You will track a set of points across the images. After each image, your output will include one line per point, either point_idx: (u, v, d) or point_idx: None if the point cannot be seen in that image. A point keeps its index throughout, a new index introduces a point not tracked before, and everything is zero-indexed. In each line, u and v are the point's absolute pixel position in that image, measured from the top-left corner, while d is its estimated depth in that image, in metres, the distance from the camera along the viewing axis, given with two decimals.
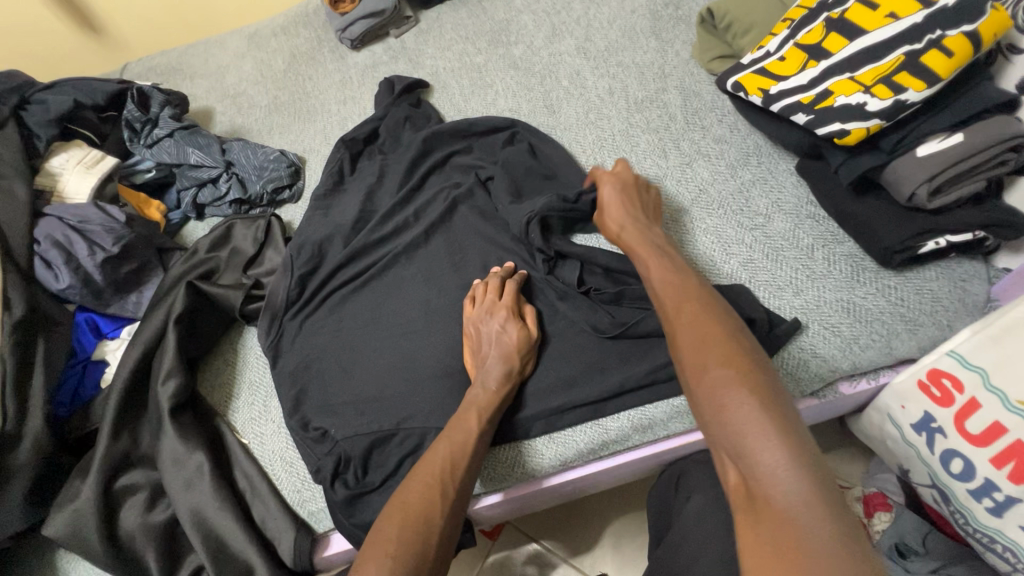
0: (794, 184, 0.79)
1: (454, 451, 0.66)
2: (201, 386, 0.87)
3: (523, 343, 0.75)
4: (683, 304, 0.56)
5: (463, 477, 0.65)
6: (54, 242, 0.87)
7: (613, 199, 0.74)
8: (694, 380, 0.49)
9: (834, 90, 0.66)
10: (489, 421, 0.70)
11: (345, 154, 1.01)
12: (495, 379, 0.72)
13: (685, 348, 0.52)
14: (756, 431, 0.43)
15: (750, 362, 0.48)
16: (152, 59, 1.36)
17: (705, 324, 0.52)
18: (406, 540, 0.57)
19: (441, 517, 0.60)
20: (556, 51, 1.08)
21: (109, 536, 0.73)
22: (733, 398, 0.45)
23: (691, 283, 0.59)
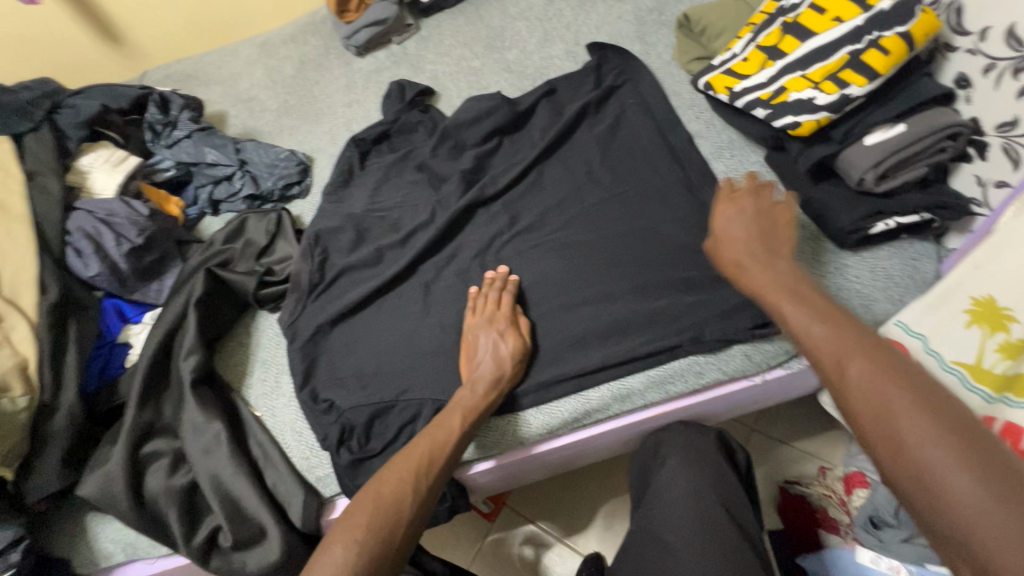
0: (763, 174, 0.86)
1: (435, 447, 0.71)
2: (218, 363, 0.95)
3: (518, 355, 0.80)
4: (847, 351, 0.50)
5: (436, 476, 0.69)
6: (84, 232, 0.95)
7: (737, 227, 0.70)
8: (875, 437, 0.45)
9: (788, 87, 0.72)
10: (474, 424, 0.75)
11: (354, 152, 1.08)
12: (483, 384, 0.77)
13: (863, 415, 0.46)
14: (967, 482, 0.39)
15: (941, 407, 0.44)
16: (169, 67, 1.45)
17: (885, 376, 0.46)
18: (374, 527, 0.63)
19: (408, 511, 0.66)
20: (548, 55, 1.17)
21: (135, 496, 0.80)
22: (928, 447, 0.42)
23: (856, 325, 0.53)
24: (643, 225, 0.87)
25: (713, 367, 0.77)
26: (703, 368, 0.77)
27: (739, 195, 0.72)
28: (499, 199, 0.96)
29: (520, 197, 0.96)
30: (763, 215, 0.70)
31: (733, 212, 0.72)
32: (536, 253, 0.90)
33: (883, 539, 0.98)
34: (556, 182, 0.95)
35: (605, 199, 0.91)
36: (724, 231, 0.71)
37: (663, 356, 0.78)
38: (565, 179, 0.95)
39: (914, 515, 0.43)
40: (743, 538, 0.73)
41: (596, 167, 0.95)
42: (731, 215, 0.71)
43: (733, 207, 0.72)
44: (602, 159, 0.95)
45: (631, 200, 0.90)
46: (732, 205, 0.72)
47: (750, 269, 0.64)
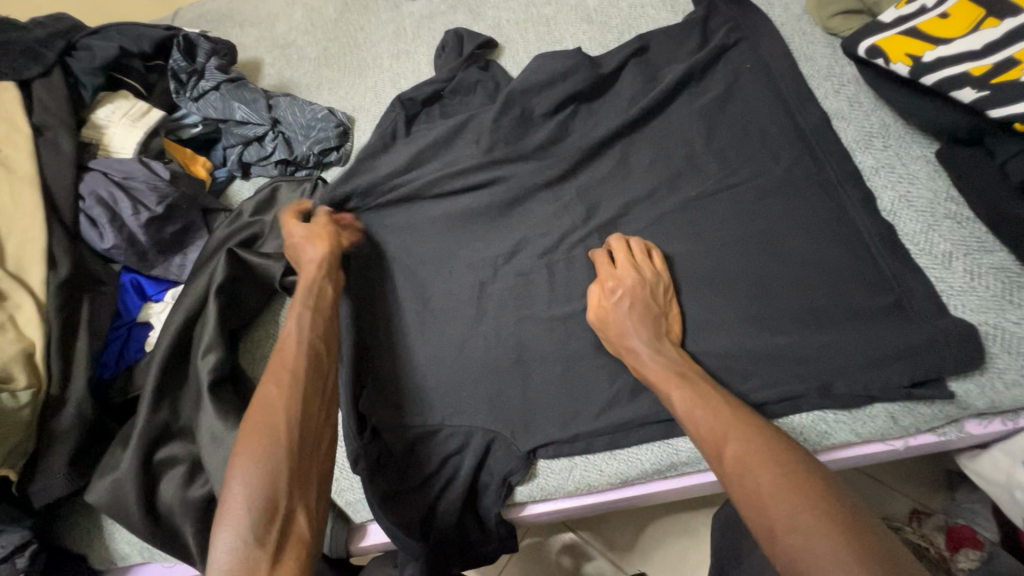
0: (930, 175, 0.66)
1: (284, 348, 0.63)
2: (243, 357, 0.84)
3: (330, 232, 0.75)
4: (726, 426, 0.52)
5: (304, 371, 0.61)
6: (99, 198, 0.84)
7: (629, 312, 0.63)
8: (772, 542, 0.45)
9: (1023, 59, 0.51)
10: (314, 309, 0.67)
11: (399, 114, 0.89)
12: (310, 269, 0.71)
13: (747, 505, 0.47)
14: None
15: (850, 525, 0.43)
16: (201, 5, 1.29)
17: (760, 459, 0.49)
18: (247, 448, 0.54)
19: (280, 414, 0.56)
20: (637, 4, 0.96)
21: (148, 508, 0.71)
22: (830, 565, 0.41)
23: (721, 410, 0.54)
24: (759, 230, 0.68)
25: (846, 428, 0.59)
26: (831, 429, 0.59)
27: (619, 277, 0.66)
28: (574, 184, 0.78)
29: (601, 182, 0.78)
30: (652, 310, 0.64)
31: (620, 302, 0.64)
32: None
33: None
34: (646, 165, 0.77)
35: (709, 193, 0.72)
36: (615, 323, 0.63)
37: (781, 409, 0.61)
38: (658, 164, 0.76)
39: None
40: None
41: (699, 150, 0.75)
42: (620, 302, 0.64)
43: (621, 292, 0.64)
44: (708, 140, 0.75)
45: (745, 196, 0.71)
46: (615, 281, 0.65)
47: (643, 359, 0.60)
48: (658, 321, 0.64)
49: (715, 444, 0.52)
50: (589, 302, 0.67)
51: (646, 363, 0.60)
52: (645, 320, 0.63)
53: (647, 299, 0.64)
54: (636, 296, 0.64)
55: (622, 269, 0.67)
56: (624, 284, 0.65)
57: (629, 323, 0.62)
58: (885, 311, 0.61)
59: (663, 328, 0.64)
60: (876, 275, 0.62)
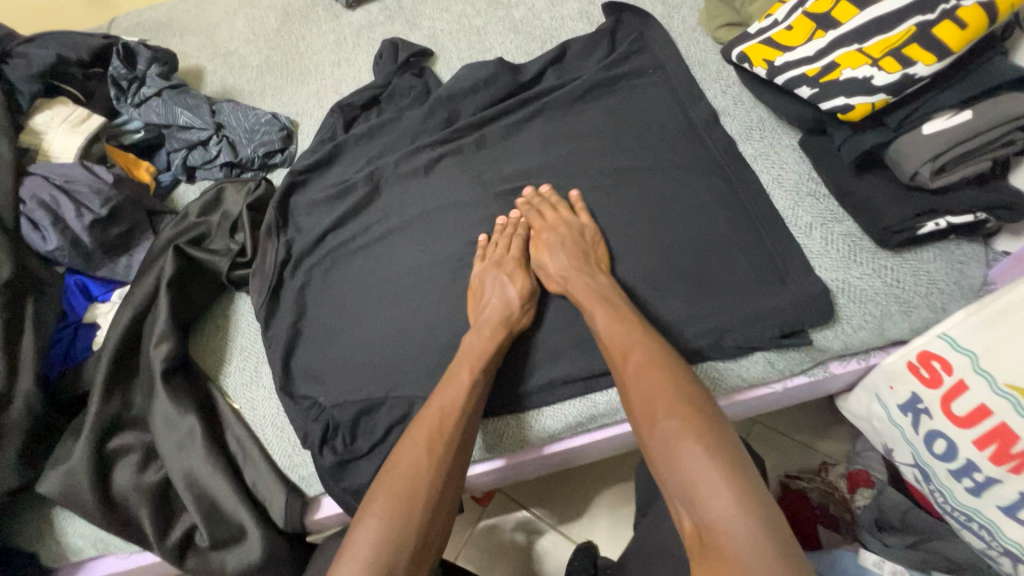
0: (797, 160, 0.78)
1: (443, 407, 0.64)
2: (194, 350, 0.87)
3: (525, 296, 0.74)
4: (631, 342, 0.63)
5: (461, 434, 0.63)
6: (40, 202, 0.86)
7: (556, 250, 0.75)
8: (647, 429, 0.56)
9: (841, 63, 0.64)
10: (482, 377, 0.67)
11: (339, 119, 0.98)
12: (489, 327, 0.71)
13: (636, 399, 0.58)
14: (700, 472, 0.50)
15: (702, 416, 0.54)
16: (140, 14, 1.31)
17: (652, 368, 0.59)
18: (392, 498, 0.57)
19: (427, 480, 0.58)
20: (558, 15, 1.06)
21: (102, 494, 0.74)
22: (682, 446, 0.52)
23: (627, 329, 0.64)
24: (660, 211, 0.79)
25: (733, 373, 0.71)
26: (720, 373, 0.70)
27: (549, 227, 0.77)
28: (502, 176, 0.87)
29: (527, 173, 0.86)
30: (580, 247, 0.75)
31: (552, 245, 0.75)
32: (542, 239, 0.81)
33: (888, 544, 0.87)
34: (566, 158, 0.86)
35: (620, 180, 0.82)
36: (551, 265, 0.75)
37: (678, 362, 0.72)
38: (576, 157, 0.86)
39: (668, 498, 0.53)
40: None
41: (611, 144, 0.85)
42: (552, 245, 0.75)
43: (552, 238, 0.76)
44: (619, 135, 0.85)
45: (650, 180, 0.81)
46: (548, 231, 0.77)
47: (563, 279, 0.73)
48: (588, 257, 0.74)
49: (621, 355, 0.63)
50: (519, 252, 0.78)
51: (580, 281, 0.72)
52: (574, 256, 0.74)
53: (574, 242, 0.75)
54: (564, 242, 0.75)
55: (553, 221, 0.78)
56: (556, 231, 0.76)
57: (552, 258, 0.75)
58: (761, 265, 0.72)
59: (594, 259, 0.75)
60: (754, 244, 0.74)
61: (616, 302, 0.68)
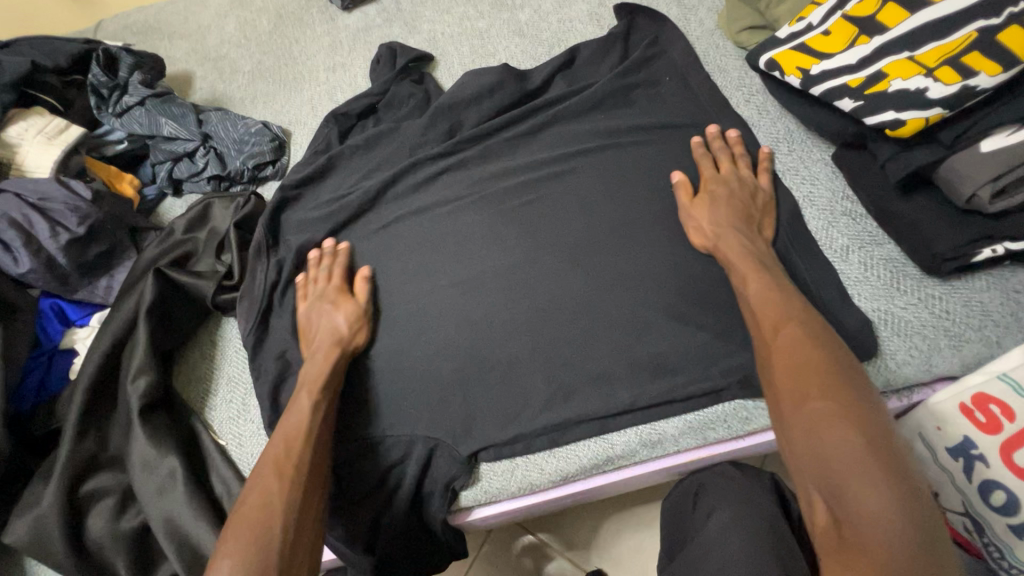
0: (829, 175, 0.72)
1: (288, 431, 0.62)
2: (178, 380, 0.81)
3: (356, 319, 0.74)
4: (783, 313, 0.56)
5: (310, 454, 0.60)
6: (12, 222, 0.80)
7: (723, 199, 0.69)
8: (790, 406, 0.50)
9: (888, 72, 0.58)
10: (325, 397, 0.66)
11: (333, 129, 0.91)
12: (324, 351, 0.70)
13: (783, 370, 0.52)
14: (855, 464, 0.44)
15: (861, 402, 0.48)
16: (126, 17, 1.25)
17: (806, 342, 0.52)
18: (245, 534, 0.52)
19: (281, 505, 0.54)
20: (567, 17, 1.00)
21: (75, 544, 0.68)
22: (835, 431, 0.46)
23: (778, 298, 0.57)
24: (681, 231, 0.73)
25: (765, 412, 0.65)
26: (751, 415, 0.65)
27: (716, 180, 0.71)
28: (509, 191, 0.80)
29: (535, 188, 0.80)
30: (747, 210, 0.68)
31: (714, 198, 0.69)
32: (553, 261, 0.74)
33: None
34: (577, 172, 0.79)
35: (636, 196, 0.76)
36: (710, 218, 0.68)
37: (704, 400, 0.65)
38: (588, 170, 0.79)
39: (799, 482, 0.48)
40: None
41: (627, 156, 0.79)
42: (718, 198, 0.69)
43: (720, 191, 0.69)
44: (635, 147, 0.79)
45: (670, 197, 0.74)
46: (718, 184, 0.70)
47: (734, 240, 0.65)
48: (754, 220, 0.68)
49: (770, 325, 0.56)
50: (680, 198, 0.72)
51: (745, 243, 0.65)
52: (736, 214, 0.68)
53: (744, 200, 0.69)
54: (732, 197, 0.69)
55: (724, 173, 0.72)
56: (728, 185, 0.70)
57: (716, 215, 0.68)
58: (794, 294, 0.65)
59: (756, 226, 0.68)
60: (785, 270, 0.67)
61: (771, 269, 0.61)
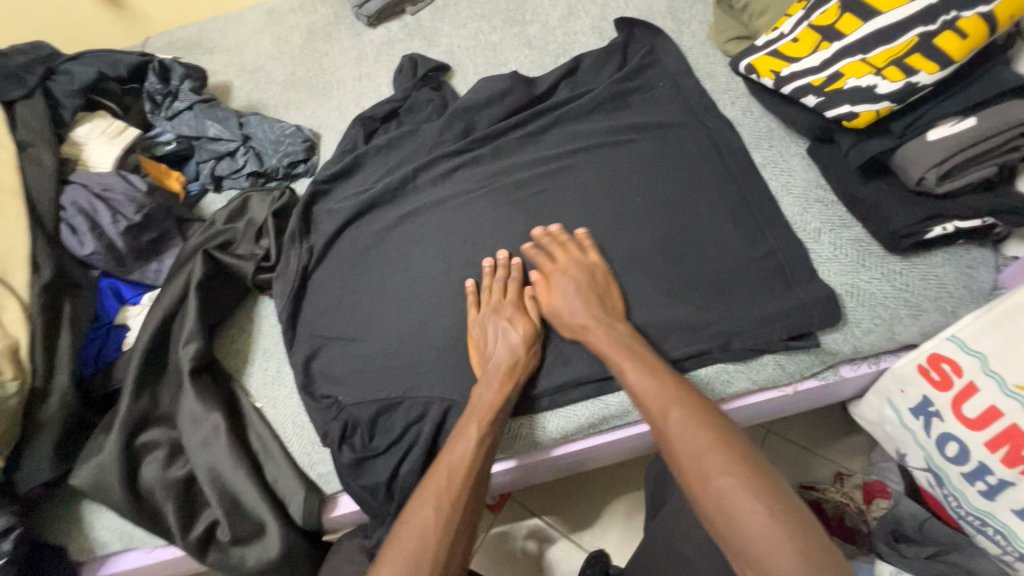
0: (805, 167, 0.80)
1: (452, 464, 0.65)
2: (218, 350, 0.90)
3: (529, 339, 0.75)
4: (667, 397, 0.61)
5: (469, 493, 0.64)
6: (80, 209, 0.91)
7: (578, 294, 0.74)
8: (696, 486, 0.55)
9: (846, 72, 0.67)
10: (491, 428, 0.68)
11: (360, 131, 1.02)
12: (497, 378, 0.72)
13: (684, 452, 0.57)
14: (766, 535, 0.50)
15: (754, 474, 0.54)
16: (172, 34, 1.38)
17: (697, 424, 0.58)
18: (400, 562, 0.58)
19: (434, 543, 0.59)
20: (572, 30, 1.10)
21: (130, 487, 0.77)
22: (742, 505, 0.52)
23: (653, 382, 0.63)
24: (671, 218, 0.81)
25: (745, 376, 0.72)
26: (733, 376, 0.72)
27: (563, 267, 0.77)
28: (518, 184, 0.89)
29: (541, 181, 0.89)
30: (595, 287, 0.75)
31: (563, 289, 0.75)
32: (555, 246, 0.83)
33: (908, 556, 0.84)
34: (578, 167, 0.88)
35: (630, 188, 0.84)
36: (567, 309, 0.74)
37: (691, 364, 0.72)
38: (588, 165, 0.88)
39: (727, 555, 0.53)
40: None
41: (623, 153, 0.88)
42: (568, 288, 0.75)
43: (567, 277, 0.76)
44: (631, 145, 0.88)
45: (660, 188, 0.83)
46: (560, 274, 0.77)
47: (601, 336, 0.71)
48: (604, 299, 0.75)
49: (659, 411, 0.62)
50: (538, 295, 0.78)
51: (600, 336, 0.71)
52: (587, 300, 0.74)
53: (588, 281, 0.76)
54: (577, 281, 0.75)
55: (564, 260, 0.78)
56: (566, 274, 0.76)
57: (568, 304, 0.74)
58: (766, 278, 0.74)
59: (609, 304, 0.75)
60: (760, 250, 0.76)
61: (646, 354, 0.67)
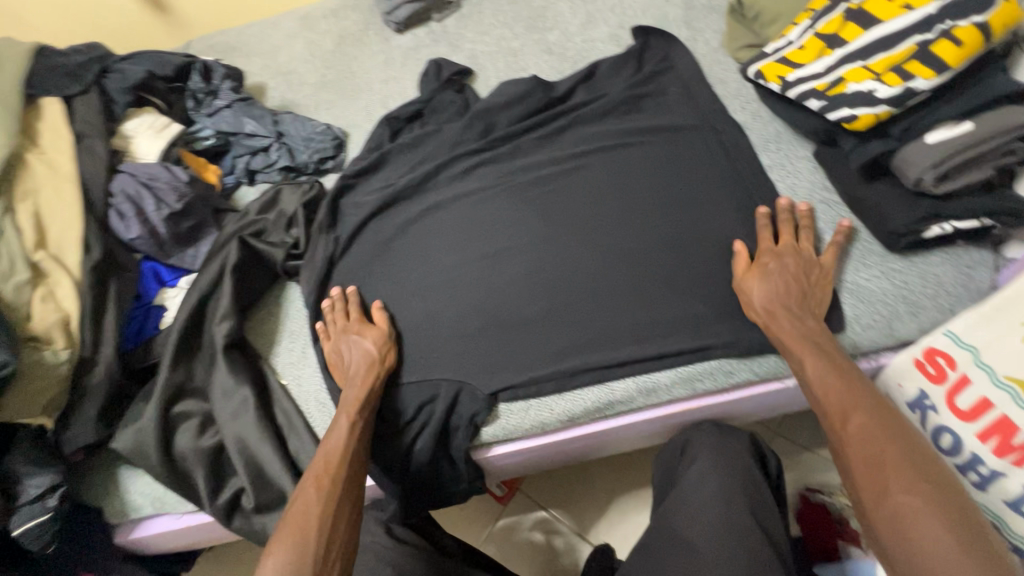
0: (810, 170, 0.83)
1: (331, 450, 0.73)
2: (247, 330, 0.96)
3: (382, 345, 0.84)
4: (853, 400, 0.61)
5: (346, 471, 0.71)
6: (127, 196, 0.98)
7: (772, 285, 0.72)
8: (868, 493, 0.55)
9: (847, 77, 0.70)
10: (360, 417, 0.76)
11: (386, 130, 1.07)
12: (360, 376, 0.80)
13: (862, 462, 0.56)
14: (940, 550, 0.49)
15: (935, 489, 0.53)
16: (213, 37, 1.46)
17: (882, 432, 0.57)
18: (292, 533, 0.64)
19: (318, 512, 0.66)
20: (590, 38, 1.15)
21: (165, 453, 0.83)
22: (918, 520, 0.51)
23: (840, 385, 0.62)
24: (680, 217, 0.84)
25: (746, 369, 0.77)
26: (733, 369, 0.77)
27: (778, 252, 0.74)
28: (534, 182, 0.94)
29: (556, 178, 0.93)
30: (798, 282, 0.71)
31: (768, 272, 0.73)
32: (568, 241, 0.87)
33: None
34: (591, 166, 0.93)
35: (641, 187, 0.88)
36: (756, 294, 0.72)
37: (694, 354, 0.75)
38: (601, 166, 0.92)
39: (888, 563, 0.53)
40: (778, 555, 0.71)
41: (636, 155, 0.92)
42: (770, 273, 0.72)
43: (775, 265, 0.72)
44: (643, 147, 0.92)
45: (669, 188, 0.87)
46: (773, 258, 0.73)
47: (784, 326, 0.69)
48: (806, 298, 0.71)
49: (840, 415, 0.61)
50: (737, 266, 0.76)
51: (786, 328, 0.69)
52: (791, 292, 0.71)
53: (799, 275, 0.72)
54: (785, 271, 0.72)
55: (783, 246, 0.75)
56: (781, 259, 0.73)
57: (758, 295, 0.72)
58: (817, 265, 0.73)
59: (810, 305, 0.71)
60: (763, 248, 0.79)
61: (836, 354, 0.66)
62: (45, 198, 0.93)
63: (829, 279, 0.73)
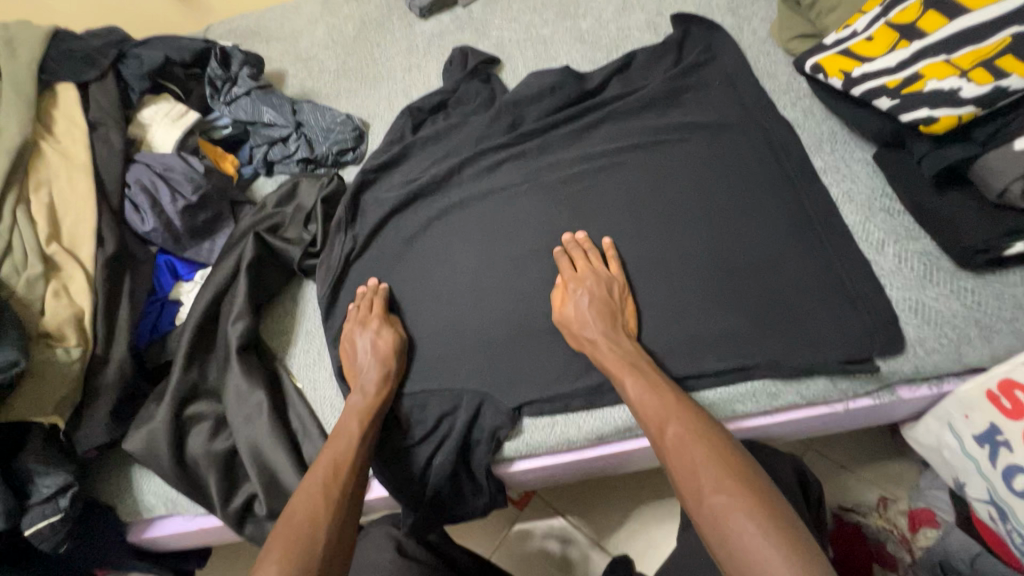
0: (869, 174, 0.76)
1: (338, 458, 0.68)
2: (264, 329, 0.93)
3: (398, 346, 0.80)
4: (670, 410, 0.62)
5: (352, 483, 0.66)
6: (143, 186, 0.95)
7: (589, 306, 0.72)
8: (692, 501, 0.55)
9: (925, 74, 0.64)
10: (372, 425, 0.73)
11: (407, 122, 1.02)
12: (375, 382, 0.76)
13: (681, 473, 0.57)
14: (761, 547, 0.49)
15: (723, 482, 0.54)
16: (233, 22, 1.42)
17: (689, 440, 0.59)
18: (289, 541, 0.59)
19: (325, 522, 0.61)
20: (625, 26, 1.08)
21: (177, 456, 0.80)
22: (736, 522, 0.51)
23: (662, 398, 0.63)
24: (721, 221, 0.78)
25: (792, 391, 0.69)
26: (779, 390, 0.69)
27: (582, 277, 0.76)
28: (564, 180, 0.88)
29: (587, 178, 0.87)
30: (609, 302, 0.73)
31: (577, 299, 0.74)
32: (599, 245, 0.81)
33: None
34: (625, 165, 0.87)
35: (678, 188, 0.82)
36: (576, 318, 0.73)
37: (735, 374, 0.70)
38: (635, 164, 0.86)
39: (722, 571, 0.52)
40: None
41: (673, 153, 0.85)
42: (580, 298, 0.74)
43: (582, 291, 0.74)
44: (682, 145, 0.86)
45: (709, 190, 0.81)
46: (577, 283, 0.75)
47: (601, 349, 0.70)
48: (615, 316, 0.73)
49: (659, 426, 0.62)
50: (575, 258, 0.79)
51: (604, 352, 0.69)
52: (602, 313, 0.72)
53: (604, 297, 0.73)
54: (594, 295, 0.73)
55: (582, 272, 0.76)
56: (584, 286, 0.74)
57: (580, 316, 0.72)
58: (778, 287, 0.72)
59: (621, 323, 0.73)
60: (814, 259, 0.72)
61: (647, 368, 0.67)
62: (60, 188, 0.91)
63: (630, 292, 0.76)
